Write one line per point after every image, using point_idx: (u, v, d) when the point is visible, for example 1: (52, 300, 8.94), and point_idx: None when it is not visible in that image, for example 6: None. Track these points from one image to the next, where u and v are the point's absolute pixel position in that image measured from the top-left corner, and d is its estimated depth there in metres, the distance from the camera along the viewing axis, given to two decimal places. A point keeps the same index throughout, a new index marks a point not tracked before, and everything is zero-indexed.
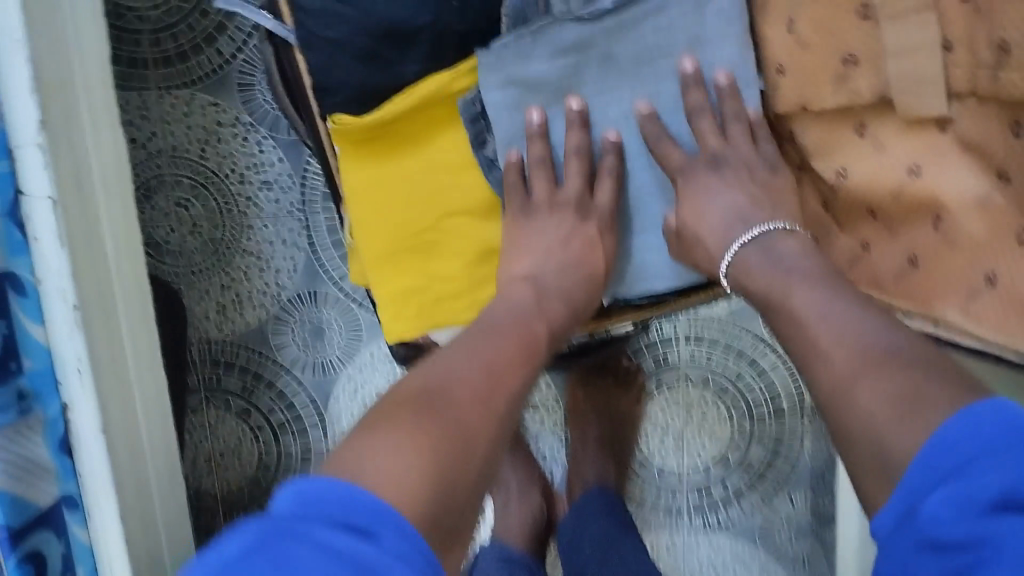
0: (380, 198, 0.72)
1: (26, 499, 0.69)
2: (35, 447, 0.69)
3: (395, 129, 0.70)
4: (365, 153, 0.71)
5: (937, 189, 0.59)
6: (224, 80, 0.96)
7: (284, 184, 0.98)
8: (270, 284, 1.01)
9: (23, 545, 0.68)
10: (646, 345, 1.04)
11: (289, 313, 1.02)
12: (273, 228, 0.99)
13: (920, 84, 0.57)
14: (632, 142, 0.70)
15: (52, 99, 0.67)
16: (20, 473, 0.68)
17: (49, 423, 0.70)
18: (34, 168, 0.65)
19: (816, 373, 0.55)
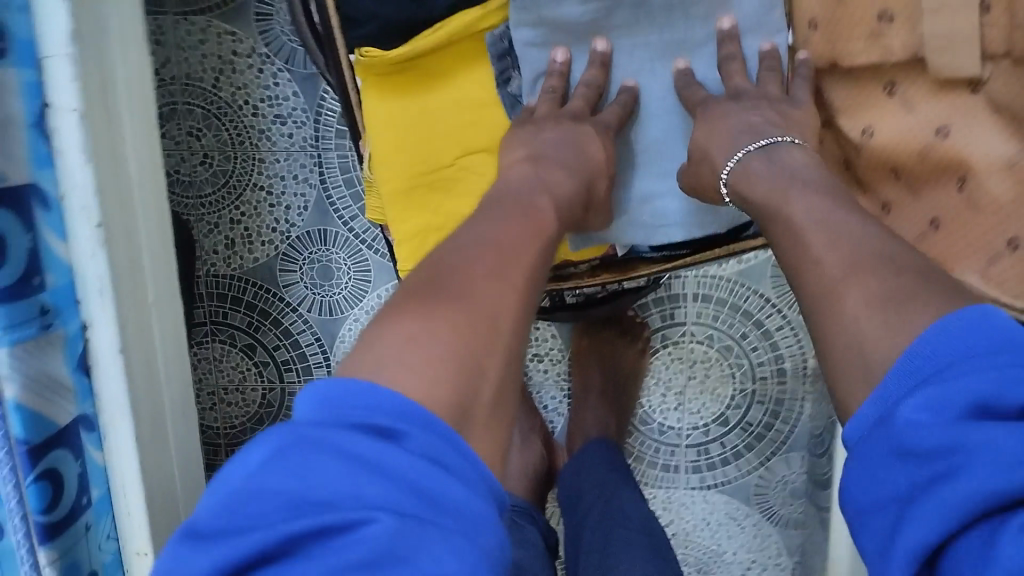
0: (402, 135, 0.71)
1: (43, 417, 0.67)
2: (58, 364, 0.67)
3: (420, 64, 0.69)
4: (389, 88, 0.71)
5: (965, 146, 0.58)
6: (240, 8, 0.94)
7: (298, 119, 0.97)
8: (280, 220, 1.01)
9: (41, 463, 0.67)
10: (653, 302, 1.04)
11: (298, 251, 1.01)
12: (285, 163, 0.99)
13: (954, 42, 0.57)
14: (656, 91, 0.70)
15: (85, 9, 0.64)
16: (40, 391, 0.66)
17: (70, 340, 0.68)
18: (63, 80, 0.62)
19: (807, 282, 0.51)
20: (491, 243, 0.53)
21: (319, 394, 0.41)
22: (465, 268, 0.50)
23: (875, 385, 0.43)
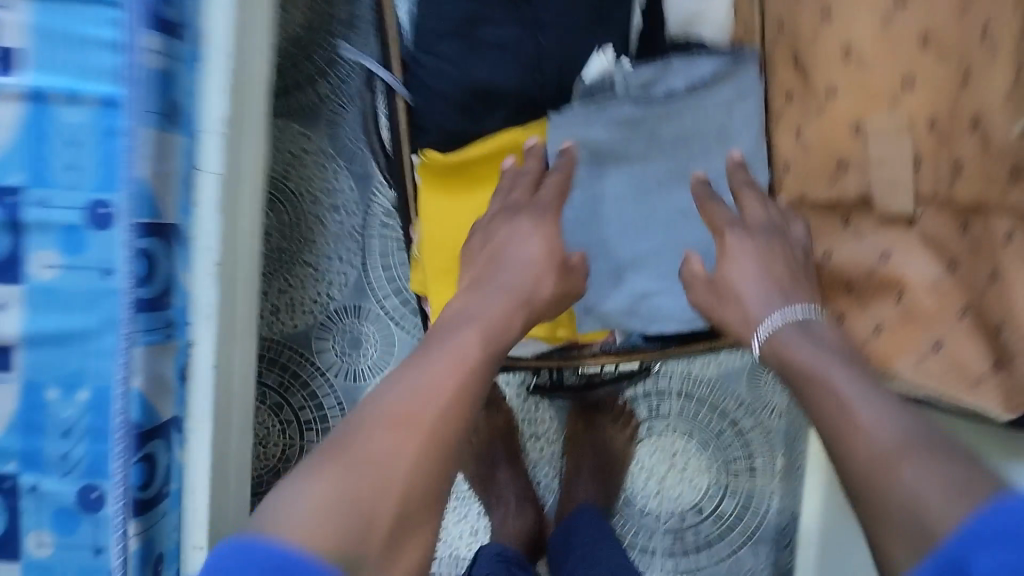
0: (450, 223, 0.87)
1: (151, 403, 0.64)
2: (167, 359, 0.66)
3: (470, 167, 0.85)
4: (440, 183, 0.86)
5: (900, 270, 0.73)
6: (316, 115, 1.12)
7: (350, 209, 1.13)
8: (322, 294, 1.14)
9: (147, 445, 0.64)
10: (642, 394, 1.17)
11: (333, 322, 1.15)
12: (334, 246, 1.14)
13: (894, 188, 0.73)
14: (662, 206, 0.84)
15: (257, 75, 0.75)
16: (154, 380, 0.64)
17: (178, 347, 0.67)
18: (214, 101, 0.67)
19: (856, 454, 0.58)
20: (431, 383, 0.63)
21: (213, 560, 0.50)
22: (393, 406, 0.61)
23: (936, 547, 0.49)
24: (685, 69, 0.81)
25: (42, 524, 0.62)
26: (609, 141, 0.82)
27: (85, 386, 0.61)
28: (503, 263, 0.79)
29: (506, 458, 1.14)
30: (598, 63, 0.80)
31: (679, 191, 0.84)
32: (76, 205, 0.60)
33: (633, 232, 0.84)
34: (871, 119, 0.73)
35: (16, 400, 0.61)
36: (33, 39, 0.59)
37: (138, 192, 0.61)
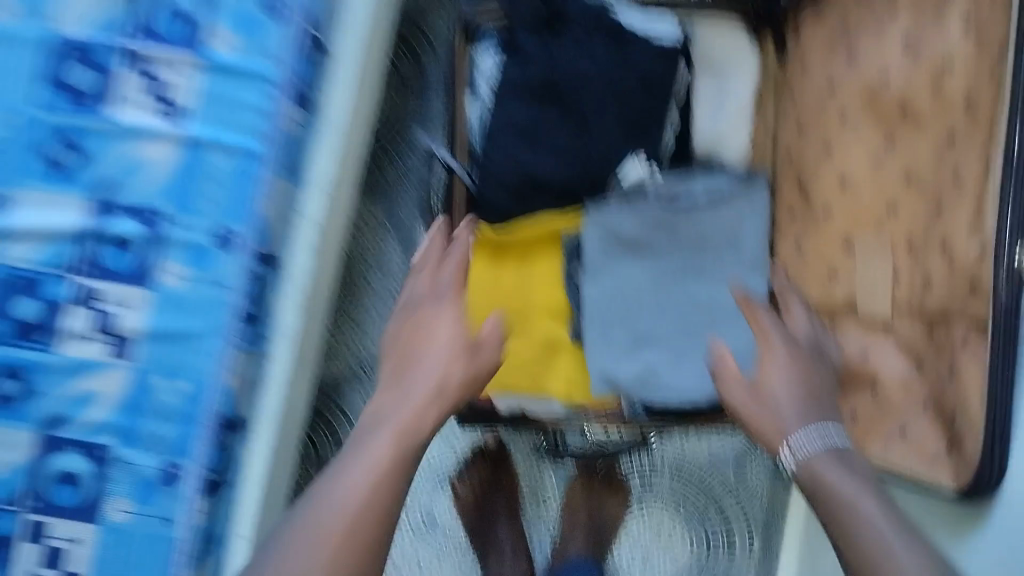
0: (491, 288, 0.99)
1: (236, 398, 0.75)
2: (253, 365, 0.76)
3: (514, 241, 0.99)
4: (487, 252, 0.99)
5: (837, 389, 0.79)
6: (382, 181, 1.20)
7: (397, 271, 1.19)
8: (358, 346, 1.19)
9: (227, 435, 0.74)
10: (637, 469, 1.26)
11: (364, 375, 1.18)
12: (377, 301, 1.18)
13: (874, 296, 0.86)
14: (676, 292, 0.96)
15: (359, 143, 0.90)
16: (243, 380, 0.75)
17: (262, 356, 0.78)
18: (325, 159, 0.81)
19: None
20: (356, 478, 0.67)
21: None
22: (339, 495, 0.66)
23: None
24: (705, 179, 0.96)
25: (126, 494, 0.71)
26: (635, 231, 0.95)
27: (188, 379, 0.71)
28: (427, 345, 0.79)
29: (506, 513, 1.23)
30: (633, 166, 0.95)
31: (692, 281, 0.96)
32: (205, 227, 0.71)
33: (649, 312, 0.96)
34: (857, 235, 0.87)
35: (128, 386, 0.70)
36: (196, 91, 0.70)
37: (259, 218, 0.73)
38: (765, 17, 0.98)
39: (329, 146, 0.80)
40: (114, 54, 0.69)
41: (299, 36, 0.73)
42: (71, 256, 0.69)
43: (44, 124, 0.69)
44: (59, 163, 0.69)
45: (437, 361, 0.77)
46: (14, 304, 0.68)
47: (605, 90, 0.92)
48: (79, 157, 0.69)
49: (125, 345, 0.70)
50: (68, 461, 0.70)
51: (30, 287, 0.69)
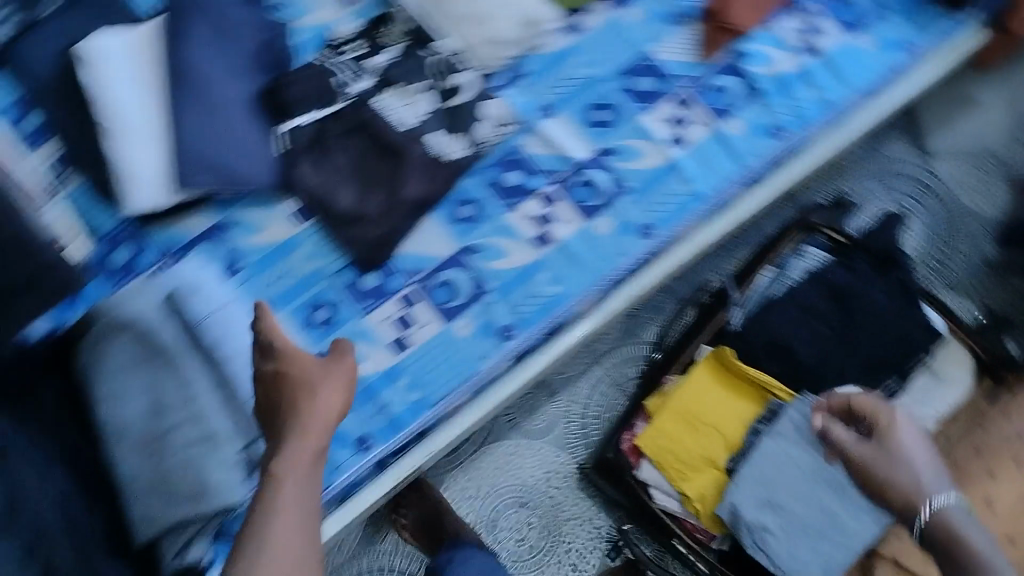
0: (703, 393, 1.25)
1: (567, 320, 0.96)
2: (590, 311, 0.97)
3: (739, 377, 1.25)
4: (718, 370, 1.26)
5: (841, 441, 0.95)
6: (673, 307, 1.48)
7: (636, 370, 1.46)
8: (574, 395, 1.44)
9: (546, 338, 0.96)
10: None
11: (558, 413, 1.44)
12: (608, 377, 1.45)
13: None
14: (818, 488, 1.17)
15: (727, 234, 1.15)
16: (579, 314, 0.96)
17: (598, 304, 0.97)
18: (725, 218, 1.00)
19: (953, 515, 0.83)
20: (291, 516, 0.68)
21: None
22: (278, 541, 0.66)
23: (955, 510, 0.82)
24: None
25: (473, 321, 0.94)
26: None
27: (562, 286, 0.95)
28: (285, 386, 0.77)
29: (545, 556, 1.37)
30: None
31: (832, 486, 1.16)
32: (640, 216, 0.97)
33: (789, 486, 1.17)
34: None
35: (525, 264, 0.96)
36: (699, 140, 1.00)
37: (670, 231, 0.97)
38: (991, 366, 1.24)
39: (724, 222, 1.00)
40: (669, 90, 1.02)
41: (771, 156, 1.00)
42: (559, 171, 0.98)
43: (602, 96, 1.01)
44: (595, 121, 1.00)
45: (324, 408, 0.76)
46: (506, 170, 0.98)
47: (875, 328, 1.22)
48: (608, 124, 1.00)
49: (544, 241, 0.96)
50: (460, 277, 0.95)
51: (523, 168, 0.98)
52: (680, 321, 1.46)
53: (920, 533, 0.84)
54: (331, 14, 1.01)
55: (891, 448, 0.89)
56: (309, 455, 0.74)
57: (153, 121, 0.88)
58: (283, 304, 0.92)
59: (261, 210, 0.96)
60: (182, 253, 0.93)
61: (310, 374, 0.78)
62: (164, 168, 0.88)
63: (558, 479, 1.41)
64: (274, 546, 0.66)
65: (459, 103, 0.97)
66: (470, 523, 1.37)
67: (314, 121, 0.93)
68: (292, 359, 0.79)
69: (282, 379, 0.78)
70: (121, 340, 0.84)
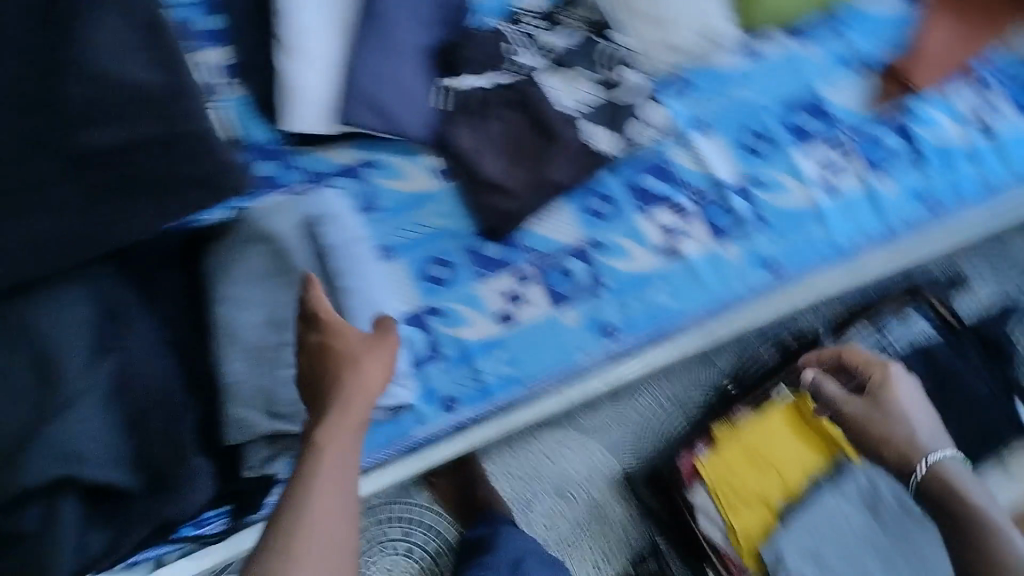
0: (777, 434, 1.25)
1: (673, 332, 0.98)
2: (697, 328, 0.99)
3: (817, 428, 1.25)
4: (798, 416, 1.26)
5: (831, 395, 0.99)
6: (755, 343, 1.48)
7: (705, 394, 1.45)
8: (638, 403, 1.44)
9: (648, 343, 0.98)
10: None
11: (619, 416, 1.42)
12: (676, 394, 1.45)
13: None
14: (864, 554, 1.17)
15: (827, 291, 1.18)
16: (685, 329, 0.99)
17: (706, 323, 1.00)
18: (841, 270, 1.04)
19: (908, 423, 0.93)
20: (327, 492, 0.68)
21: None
22: (313, 523, 0.65)
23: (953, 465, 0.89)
24: None
25: (582, 313, 0.96)
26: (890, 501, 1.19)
27: (677, 300, 0.97)
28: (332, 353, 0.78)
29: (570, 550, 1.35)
30: None
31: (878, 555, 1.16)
32: (770, 250, 0.98)
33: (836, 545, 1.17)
34: None
35: (645, 270, 0.97)
36: (848, 192, 1.01)
37: (795, 270, 0.99)
38: None
39: (842, 272, 1.03)
40: (831, 135, 1.03)
41: (918, 222, 1.02)
42: (700, 187, 0.99)
43: (760, 125, 1.03)
44: (749, 148, 1.02)
45: (371, 378, 0.76)
46: (650, 175, 0.99)
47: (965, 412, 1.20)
48: (759, 154, 1.02)
49: (670, 252, 0.98)
50: (580, 267, 0.96)
51: (665, 176, 0.99)
52: (757, 361, 1.46)
53: (917, 483, 0.90)
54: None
55: (888, 406, 0.94)
56: (349, 423, 0.73)
57: (328, 50, 0.92)
58: (405, 252, 0.95)
59: (405, 158, 0.99)
60: (322, 179, 0.96)
61: (352, 349, 0.78)
62: (327, 97, 0.92)
63: (602, 481, 1.39)
64: (306, 525, 0.65)
65: (623, 101, 0.99)
66: (505, 500, 1.35)
67: (483, 86, 0.96)
68: (339, 331, 0.79)
69: (330, 350, 0.78)
70: (255, 246, 0.84)
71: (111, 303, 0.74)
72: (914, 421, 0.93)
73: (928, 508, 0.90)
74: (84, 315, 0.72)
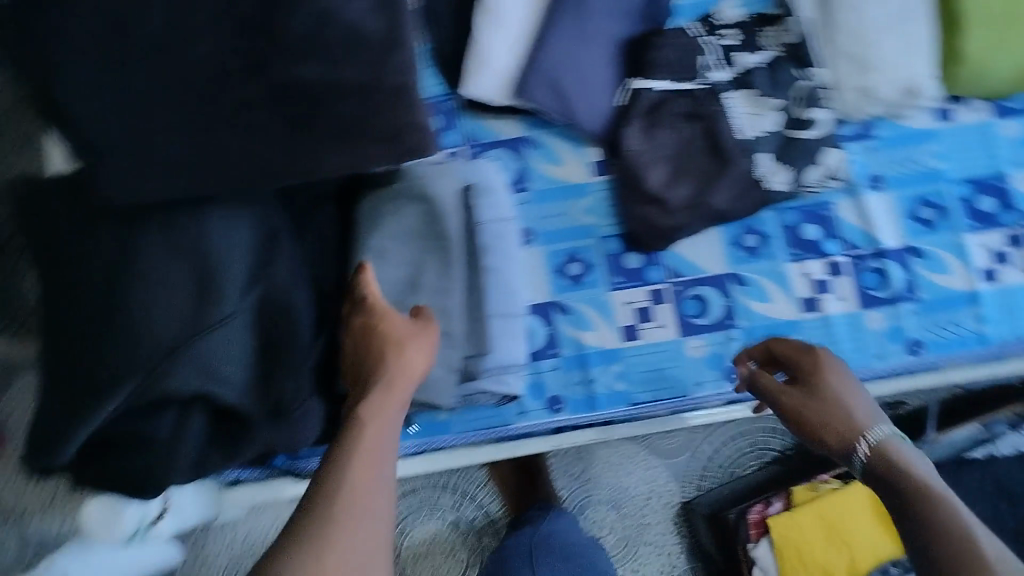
0: (854, 514, 1.18)
1: None
2: None
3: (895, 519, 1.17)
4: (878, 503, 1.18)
5: (766, 388, 0.77)
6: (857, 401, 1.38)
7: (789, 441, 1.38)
8: (717, 433, 1.37)
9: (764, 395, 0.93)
10: None
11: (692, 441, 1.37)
12: (759, 433, 1.38)
13: None
14: None
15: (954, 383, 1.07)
16: None
17: None
18: (1000, 369, 0.92)
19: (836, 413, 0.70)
20: (357, 464, 0.65)
21: None
22: (346, 492, 0.63)
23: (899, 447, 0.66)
24: None
25: (707, 346, 0.92)
26: None
27: None
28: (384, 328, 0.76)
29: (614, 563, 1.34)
30: None
31: None
32: (917, 330, 0.92)
33: None
34: None
35: (783, 318, 0.92)
36: (1012, 285, 0.93)
37: (939, 357, 0.91)
38: None
39: (997, 373, 0.92)
40: (1006, 222, 0.94)
41: None
42: (859, 247, 0.93)
43: (938, 195, 0.95)
44: (918, 217, 0.95)
45: (418, 360, 0.75)
46: (808, 222, 0.94)
47: None
48: (929, 226, 0.95)
49: (811, 307, 0.92)
50: (715, 299, 0.93)
51: (826, 226, 0.94)
52: None
53: (863, 468, 0.66)
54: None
55: (825, 394, 0.71)
56: (388, 402, 0.71)
57: (520, 25, 0.90)
58: (545, 241, 0.94)
59: (567, 143, 0.96)
60: (480, 148, 0.96)
61: (397, 334, 0.75)
62: (509, 71, 0.91)
63: (659, 503, 1.36)
64: (338, 493, 0.63)
65: (802, 138, 0.91)
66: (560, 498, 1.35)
67: (665, 90, 0.90)
68: (386, 311, 0.77)
69: (378, 325, 0.76)
70: (412, 206, 0.85)
71: (269, 229, 0.75)
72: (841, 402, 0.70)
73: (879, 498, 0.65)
74: (242, 239, 0.72)
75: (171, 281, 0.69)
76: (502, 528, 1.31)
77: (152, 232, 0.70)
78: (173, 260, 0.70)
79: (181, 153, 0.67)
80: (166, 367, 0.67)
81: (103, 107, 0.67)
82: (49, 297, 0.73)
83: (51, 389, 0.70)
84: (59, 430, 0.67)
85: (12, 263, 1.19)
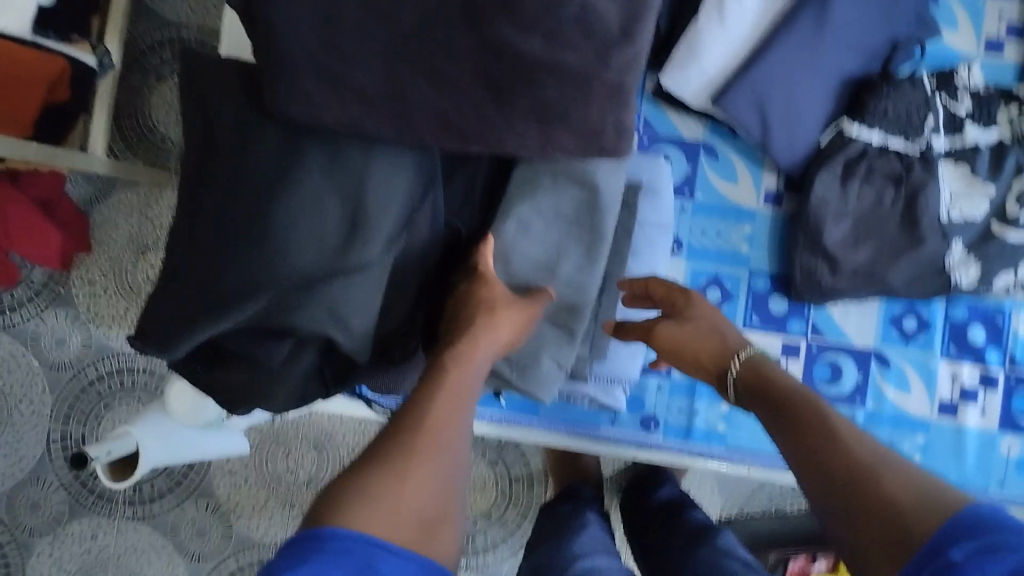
0: None
1: None
2: None
3: None
4: None
5: (637, 328, 0.74)
6: None
7: None
8: None
9: None
10: None
11: None
12: None
13: None
14: None
15: None
16: None
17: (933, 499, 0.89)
18: None
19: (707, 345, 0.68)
20: (437, 392, 0.58)
21: (366, 504, 0.48)
22: (440, 410, 0.57)
23: (777, 372, 0.63)
24: None
25: None
26: None
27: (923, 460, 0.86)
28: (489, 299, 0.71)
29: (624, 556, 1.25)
30: None
31: None
32: None
33: None
34: None
35: (914, 415, 0.87)
36: None
37: None
38: None
39: None
40: None
41: None
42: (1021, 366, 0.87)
43: None
44: None
45: (514, 323, 0.71)
46: (978, 324, 0.87)
47: None
48: None
49: (949, 413, 0.87)
50: (849, 373, 0.88)
51: (995, 334, 0.87)
52: None
53: (734, 386, 0.65)
54: (967, 44, 0.90)
55: (696, 320, 0.71)
56: (479, 366, 0.65)
57: (745, 26, 0.81)
58: (690, 256, 0.89)
59: (746, 161, 0.89)
60: (655, 140, 0.89)
61: (494, 296, 0.71)
62: (721, 76, 0.82)
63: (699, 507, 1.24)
64: (417, 410, 0.56)
65: (1003, 238, 0.81)
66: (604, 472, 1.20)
67: (877, 143, 0.82)
68: (488, 279, 0.73)
69: (477, 297, 0.71)
70: (572, 189, 0.76)
71: (429, 174, 0.71)
72: (711, 333, 0.69)
73: (751, 412, 0.63)
74: (405, 188, 0.69)
75: (322, 212, 0.66)
76: (544, 494, 1.26)
77: (313, 156, 0.66)
78: (328, 192, 0.66)
79: (366, 87, 0.62)
80: (296, 304, 0.66)
81: (303, 18, 0.61)
82: (199, 184, 0.71)
83: (174, 276, 0.70)
84: (176, 324, 0.67)
85: (139, 81, 1.19)
